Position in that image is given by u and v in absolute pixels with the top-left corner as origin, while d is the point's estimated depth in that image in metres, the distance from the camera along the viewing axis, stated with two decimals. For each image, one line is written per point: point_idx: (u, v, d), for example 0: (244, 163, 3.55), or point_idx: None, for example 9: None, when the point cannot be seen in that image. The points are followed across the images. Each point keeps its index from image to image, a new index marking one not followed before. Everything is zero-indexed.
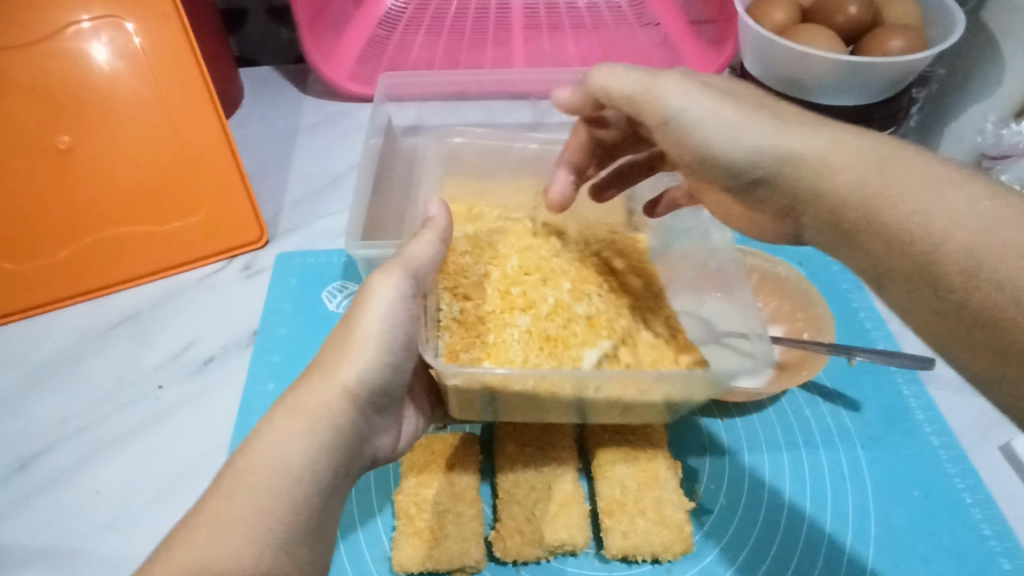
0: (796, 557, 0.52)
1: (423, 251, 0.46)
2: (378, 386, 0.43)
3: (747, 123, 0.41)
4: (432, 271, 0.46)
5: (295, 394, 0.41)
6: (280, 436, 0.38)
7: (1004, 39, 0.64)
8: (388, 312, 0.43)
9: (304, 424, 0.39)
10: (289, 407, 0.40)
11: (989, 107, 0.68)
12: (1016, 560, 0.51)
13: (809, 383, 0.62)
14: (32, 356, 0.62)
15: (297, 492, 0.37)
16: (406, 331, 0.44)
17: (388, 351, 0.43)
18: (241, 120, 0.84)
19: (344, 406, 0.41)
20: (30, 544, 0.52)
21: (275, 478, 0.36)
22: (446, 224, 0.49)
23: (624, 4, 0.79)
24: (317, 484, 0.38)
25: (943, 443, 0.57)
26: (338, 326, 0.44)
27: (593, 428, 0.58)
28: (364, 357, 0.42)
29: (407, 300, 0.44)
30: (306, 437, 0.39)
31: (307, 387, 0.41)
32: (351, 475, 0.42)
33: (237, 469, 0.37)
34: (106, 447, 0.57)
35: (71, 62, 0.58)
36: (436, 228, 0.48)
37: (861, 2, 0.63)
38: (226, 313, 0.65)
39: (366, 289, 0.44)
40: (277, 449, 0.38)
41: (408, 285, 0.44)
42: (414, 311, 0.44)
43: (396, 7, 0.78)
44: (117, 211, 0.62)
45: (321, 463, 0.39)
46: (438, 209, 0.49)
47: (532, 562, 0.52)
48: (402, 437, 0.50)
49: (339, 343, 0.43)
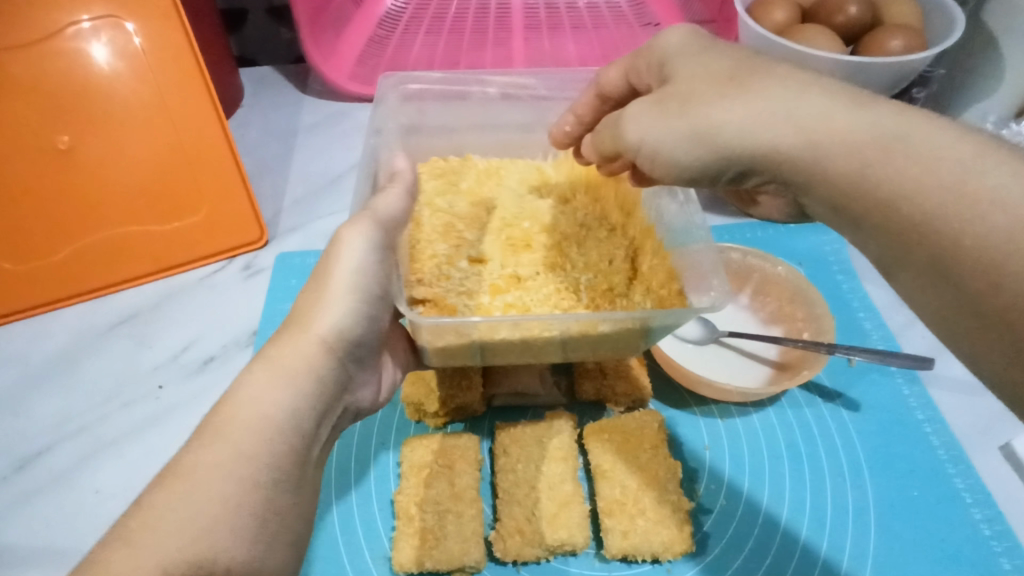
0: (795, 557, 0.52)
1: (390, 205, 0.46)
2: (355, 337, 0.43)
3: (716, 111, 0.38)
4: (397, 224, 0.46)
5: (273, 346, 0.41)
6: (256, 388, 0.38)
7: (1004, 40, 0.64)
8: (358, 264, 0.43)
9: (280, 375, 0.39)
10: (267, 361, 0.40)
11: (989, 106, 0.68)
12: (1016, 559, 0.51)
13: (808, 384, 0.62)
14: (32, 356, 0.62)
15: (284, 442, 0.37)
16: (379, 281, 0.44)
17: (364, 303, 0.43)
18: (241, 120, 0.84)
19: (322, 358, 0.41)
20: (29, 544, 0.52)
21: (258, 430, 0.37)
22: (412, 180, 0.51)
23: (624, 4, 0.79)
24: (302, 433, 0.39)
25: (943, 443, 0.57)
26: (311, 277, 0.44)
27: (593, 428, 0.58)
28: (339, 307, 0.42)
29: (374, 251, 0.44)
30: (285, 389, 0.39)
31: (285, 339, 0.41)
32: (330, 426, 0.43)
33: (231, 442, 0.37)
34: (105, 447, 0.57)
35: (72, 62, 0.58)
36: (403, 182, 0.50)
37: (861, 3, 0.62)
38: (226, 313, 0.65)
39: (336, 241, 0.43)
40: (254, 401, 0.38)
41: (376, 236, 0.44)
42: (383, 260, 0.44)
43: (396, 6, 0.78)
44: (114, 210, 0.61)
45: (304, 416, 0.39)
46: (404, 163, 0.52)
47: (532, 562, 0.52)
48: (382, 390, 0.51)
49: (314, 296, 0.43)
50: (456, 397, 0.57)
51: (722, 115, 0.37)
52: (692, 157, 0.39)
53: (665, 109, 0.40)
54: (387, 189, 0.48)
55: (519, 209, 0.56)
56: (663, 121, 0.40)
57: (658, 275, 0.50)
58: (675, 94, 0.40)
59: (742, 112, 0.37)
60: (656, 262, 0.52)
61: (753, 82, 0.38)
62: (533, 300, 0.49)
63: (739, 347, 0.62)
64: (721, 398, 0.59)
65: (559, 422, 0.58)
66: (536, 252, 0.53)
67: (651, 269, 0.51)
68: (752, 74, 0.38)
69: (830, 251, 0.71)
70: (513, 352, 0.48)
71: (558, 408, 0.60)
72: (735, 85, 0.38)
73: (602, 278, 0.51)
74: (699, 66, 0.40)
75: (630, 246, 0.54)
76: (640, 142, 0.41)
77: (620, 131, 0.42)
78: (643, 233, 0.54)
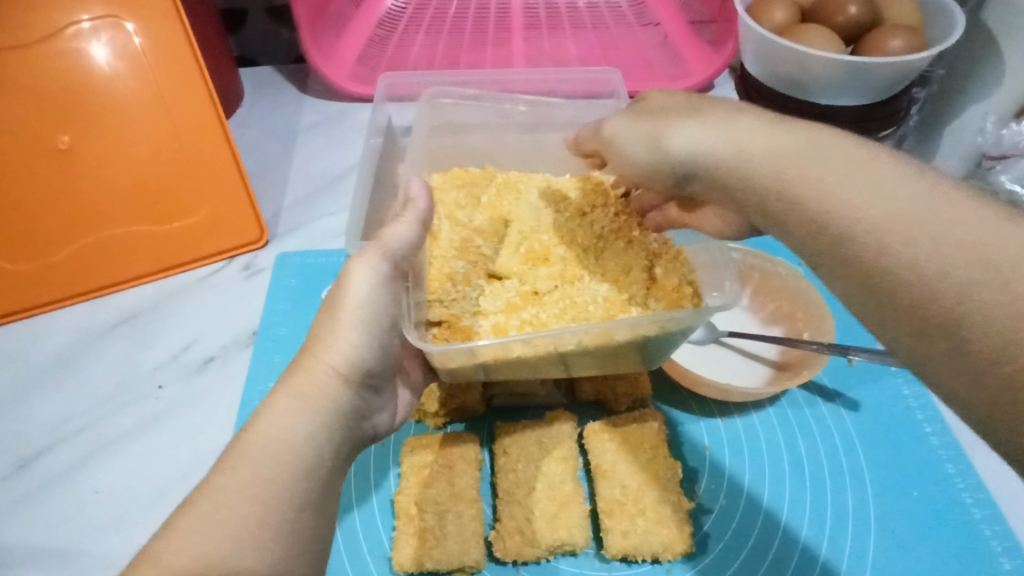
0: (795, 558, 0.52)
1: (401, 234, 0.45)
2: (370, 365, 0.43)
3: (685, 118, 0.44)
4: (411, 252, 0.46)
5: (289, 376, 0.41)
6: (274, 417, 0.38)
7: (1004, 41, 0.63)
8: (368, 295, 0.43)
9: (297, 405, 0.39)
10: (286, 389, 0.40)
11: (989, 106, 0.67)
12: (1016, 559, 0.51)
13: (809, 383, 0.62)
14: (32, 356, 0.62)
15: (302, 468, 0.37)
16: (391, 313, 0.44)
17: (376, 334, 0.43)
18: (241, 120, 0.84)
19: (339, 387, 0.41)
20: (31, 544, 0.52)
21: (273, 455, 0.37)
22: (427, 206, 0.48)
23: (624, 4, 0.79)
24: (321, 459, 0.39)
25: (943, 443, 0.57)
26: (322, 307, 0.44)
27: (595, 426, 0.58)
28: (352, 338, 0.42)
29: (385, 283, 0.43)
30: (302, 417, 0.39)
31: (300, 369, 0.41)
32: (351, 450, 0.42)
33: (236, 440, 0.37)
34: (105, 448, 0.57)
35: (71, 62, 0.58)
36: (417, 211, 0.47)
37: (861, 3, 0.62)
38: (226, 313, 0.65)
39: (344, 274, 0.43)
40: (272, 427, 0.38)
41: (385, 267, 0.43)
42: (393, 291, 0.44)
43: (396, 7, 0.78)
44: (115, 211, 0.62)
45: (322, 441, 0.39)
46: (419, 188, 0.49)
47: (532, 562, 0.52)
48: (396, 414, 0.51)
49: (328, 323, 0.43)
50: (456, 398, 0.58)
51: (679, 129, 0.44)
52: (645, 157, 0.46)
53: (638, 119, 0.47)
54: (397, 219, 0.46)
55: (537, 222, 0.54)
56: (636, 124, 0.47)
57: (671, 280, 0.49)
58: (650, 109, 0.48)
59: (694, 132, 0.43)
60: (671, 268, 0.50)
61: (708, 108, 0.44)
62: (547, 317, 0.49)
63: (739, 347, 0.62)
64: (721, 397, 0.59)
65: (559, 422, 0.58)
66: (556, 267, 0.51)
67: (664, 275, 0.50)
68: (707, 103, 0.45)
69: None
70: (521, 368, 0.48)
71: (558, 409, 0.60)
72: (694, 110, 0.45)
73: (619, 291, 0.50)
74: (669, 102, 0.47)
75: (648, 254, 0.52)
76: (612, 135, 0.49)
77: (603, 131, 0.50)
78: (660, 242, 0.52)
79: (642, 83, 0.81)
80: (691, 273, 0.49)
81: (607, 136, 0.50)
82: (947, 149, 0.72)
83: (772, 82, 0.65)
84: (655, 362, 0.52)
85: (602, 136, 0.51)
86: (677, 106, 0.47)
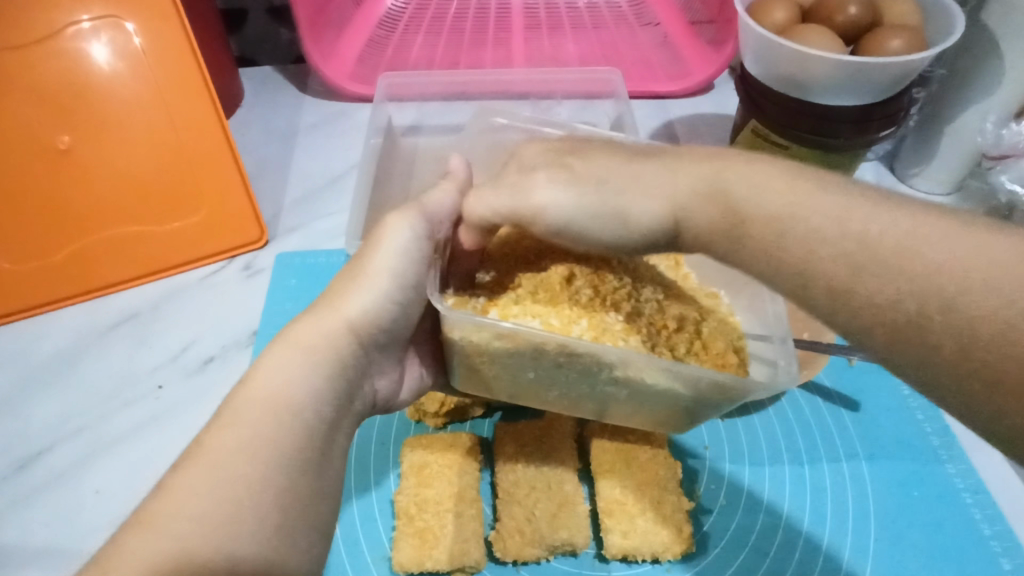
0: (795, 558, 0.52)
1: (440, 200, 0.47)
2: (381, 324, 0.44)
3: (620, 158, 0.40)
4: (448, 219, 0.47)
5: (300, 322, 0.42)
6: (279, 368, 0.39)
7: (1006, 42, 0.63)
8: (395, 257, 0.44)
9: (302, 356, 0.40)
10: (292, 337, 0.41)
11: (989, 107, 0.67)
12: (1016, 559, 0.51)
13: (809, 383, 0.62)
14: (32, 356, 0.62)
15: (300, 426, 0.37)
16: (419, 273, 0.45)
17: (397, 293, 0.44)
18: (241, 120, 0.84)
19: (347, 340, 0.42)
20: (30, 544, 0.52)
21: (273, 412, 0.37)
22: (466, 179, 0.50)
23: (624, 4, 0.79)
24: (318, 418, 0.39)
25: (943, 443, 0.57)
26: (349, 263, 0.45)
27: (594, 427, 0.58)
28: (373, 291, 0.43)
29: (419, 242, 0.44)
30: (305, 371, 0.39)
31: (314, 317, 0.42)
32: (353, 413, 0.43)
33: (242, 395, 0.38)
34: (106, 447, 0.57)
35: (70, 62, 0.59)
36: (456, 180, 0.49)
37: (861, 2, 0.63)
38: (228, 312, 0.65)
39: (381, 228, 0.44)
40: (271, 381, 0.38)
41: (421, 229, 0.45)
42: (425, 256, 0.45)
43: (396, 6, 0.79)
44: (116, 210, 0.61)
45: (322, 397, 0.39)
46: (458, 164, 0.50)
47: (532, 562, 0.52)
48: (403, 386, 0.51)
49: (353, 279, 0.44)
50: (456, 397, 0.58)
51: (633, 194, 0.37)
52: (619, 235, 0.38)
53: (584, 189, 0.38)
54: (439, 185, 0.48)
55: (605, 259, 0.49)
56: (574, 192, 0.38)
57: (718, 344, 0.47)
58: (577, 164, 0.40)
59: (656, 192, 0.37)
60: (717, 331, 0.49)
61: (640, 159, 0.39)
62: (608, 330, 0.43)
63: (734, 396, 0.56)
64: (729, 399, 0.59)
65: (560, 422, 0.58)
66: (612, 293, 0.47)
67: (713, 337, 0.48)
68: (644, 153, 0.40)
69: None
70: (543, 370, 0.44)
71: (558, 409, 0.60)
72: (634, 161, 0.39)
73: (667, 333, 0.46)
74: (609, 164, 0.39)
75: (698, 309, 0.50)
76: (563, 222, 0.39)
77: (527, 199, 0.40)
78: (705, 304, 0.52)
79: (641, 83, 0.82)
80: (737, 341, 0.49)
81: (544, 214, 0.39)
82: (947, 150, 0.72)
83: (772, 83, 0.65)
84: (691, 418, 0.49)
85: (525, 202, 0.40)
86: (609, 159, 0.40)
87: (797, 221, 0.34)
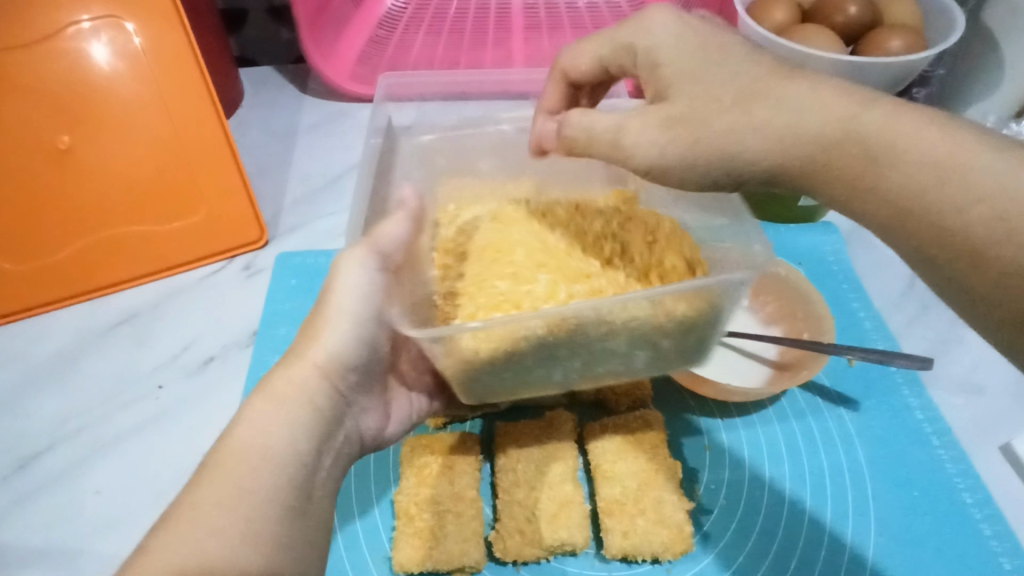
0: (796, 556, 0.52)
1: (394, 231, 0.47)
2: (354, 363, 0.44)
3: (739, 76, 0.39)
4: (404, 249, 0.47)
5: (270, 380, 0.42)
6: (254, 424, 0.39)
7: (1005, 42, 0.63)
8: (355, 295, 0.44)
9: (275, 408, 0.40)
10: (262, 395, 0.41)
11: (990, 106, 0.67)
12: (1016, 559, 0.51)
13: (809, 384, 0.62)
14: (32, 356, 0.62)
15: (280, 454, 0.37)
16: (380, 307, 0.45)
17: (362, 328, 0.44)
18: (241, 120, 0.84)
19: (318, 385, 0.42)
20: (30, 544, 0.52)
21: (257, 463, 0.37)
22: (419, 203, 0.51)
23: (624, 4, 0.78)
24: (299, 462, 0.39)
25: (943, 443, 0.57)
26: (312, 310, 0.45)
27: (594, 428, 0.58)
28: (340, 332, 0.44)
29: (376, 276, 0.45)
30: (278, 423, 0.39)
31: (282, 372, 0.42)
32: (336, 450, 0.43)
33: (222, 455, 0.37)
34: (105, 448, 0.57)
35: (72, 62, 0.59)
36: (408, 211, 0.50)
37: (861, 2, 0.62)
38: (226, 313, 0.65)
39: (334, 271, 0.45)
40: (250, 435, 0.38)
41: (375, 263, 0.45)
42: (385, 290, 0.45)
43: (396, 6, 0.78)
44: (116, 212, 0.62)
45: (301, 443, 0.39)
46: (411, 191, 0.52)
47: (532, 562, 0.52)
48: (388, 420, 0.50)
49: (317, 325, 0.44)
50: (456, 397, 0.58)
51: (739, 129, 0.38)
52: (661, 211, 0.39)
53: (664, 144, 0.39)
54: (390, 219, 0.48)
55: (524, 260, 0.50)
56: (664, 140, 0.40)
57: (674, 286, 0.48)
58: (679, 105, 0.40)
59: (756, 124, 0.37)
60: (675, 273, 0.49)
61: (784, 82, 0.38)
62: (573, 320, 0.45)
63: (739, 347, 0.62)
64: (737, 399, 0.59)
65: (560, 422, 0.58)
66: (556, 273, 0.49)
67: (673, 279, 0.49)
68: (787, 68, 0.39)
69: (831, 251, 0.72)
70: (515, 371, 0.45)
71: (558, 408, 0.60)
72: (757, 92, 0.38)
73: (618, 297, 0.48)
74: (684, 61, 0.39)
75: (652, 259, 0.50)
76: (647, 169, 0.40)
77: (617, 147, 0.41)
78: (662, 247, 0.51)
79: None
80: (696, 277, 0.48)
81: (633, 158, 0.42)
82: None
83: None
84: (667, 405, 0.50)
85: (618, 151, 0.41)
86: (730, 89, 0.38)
87: (895, 155, 0.36)
